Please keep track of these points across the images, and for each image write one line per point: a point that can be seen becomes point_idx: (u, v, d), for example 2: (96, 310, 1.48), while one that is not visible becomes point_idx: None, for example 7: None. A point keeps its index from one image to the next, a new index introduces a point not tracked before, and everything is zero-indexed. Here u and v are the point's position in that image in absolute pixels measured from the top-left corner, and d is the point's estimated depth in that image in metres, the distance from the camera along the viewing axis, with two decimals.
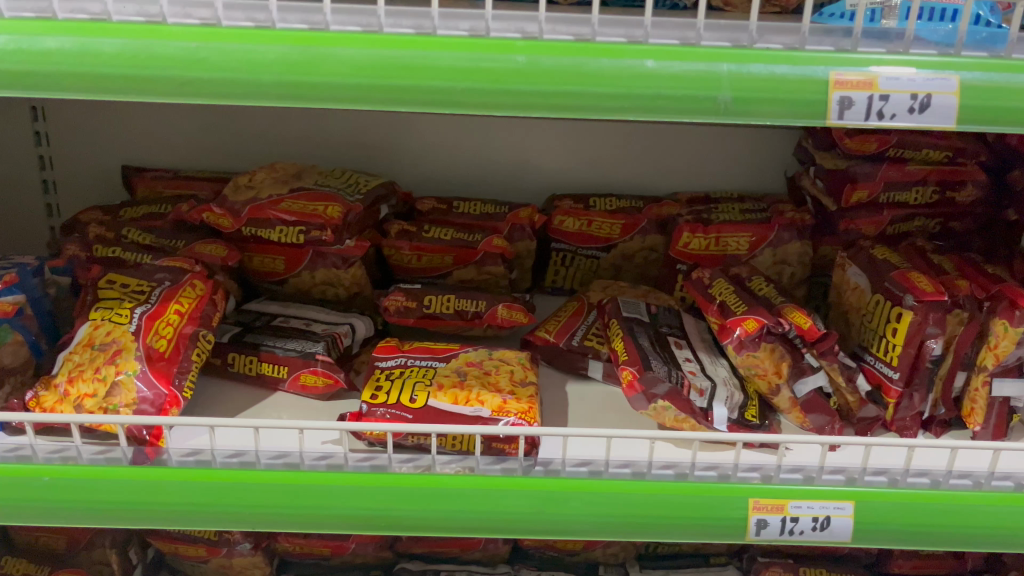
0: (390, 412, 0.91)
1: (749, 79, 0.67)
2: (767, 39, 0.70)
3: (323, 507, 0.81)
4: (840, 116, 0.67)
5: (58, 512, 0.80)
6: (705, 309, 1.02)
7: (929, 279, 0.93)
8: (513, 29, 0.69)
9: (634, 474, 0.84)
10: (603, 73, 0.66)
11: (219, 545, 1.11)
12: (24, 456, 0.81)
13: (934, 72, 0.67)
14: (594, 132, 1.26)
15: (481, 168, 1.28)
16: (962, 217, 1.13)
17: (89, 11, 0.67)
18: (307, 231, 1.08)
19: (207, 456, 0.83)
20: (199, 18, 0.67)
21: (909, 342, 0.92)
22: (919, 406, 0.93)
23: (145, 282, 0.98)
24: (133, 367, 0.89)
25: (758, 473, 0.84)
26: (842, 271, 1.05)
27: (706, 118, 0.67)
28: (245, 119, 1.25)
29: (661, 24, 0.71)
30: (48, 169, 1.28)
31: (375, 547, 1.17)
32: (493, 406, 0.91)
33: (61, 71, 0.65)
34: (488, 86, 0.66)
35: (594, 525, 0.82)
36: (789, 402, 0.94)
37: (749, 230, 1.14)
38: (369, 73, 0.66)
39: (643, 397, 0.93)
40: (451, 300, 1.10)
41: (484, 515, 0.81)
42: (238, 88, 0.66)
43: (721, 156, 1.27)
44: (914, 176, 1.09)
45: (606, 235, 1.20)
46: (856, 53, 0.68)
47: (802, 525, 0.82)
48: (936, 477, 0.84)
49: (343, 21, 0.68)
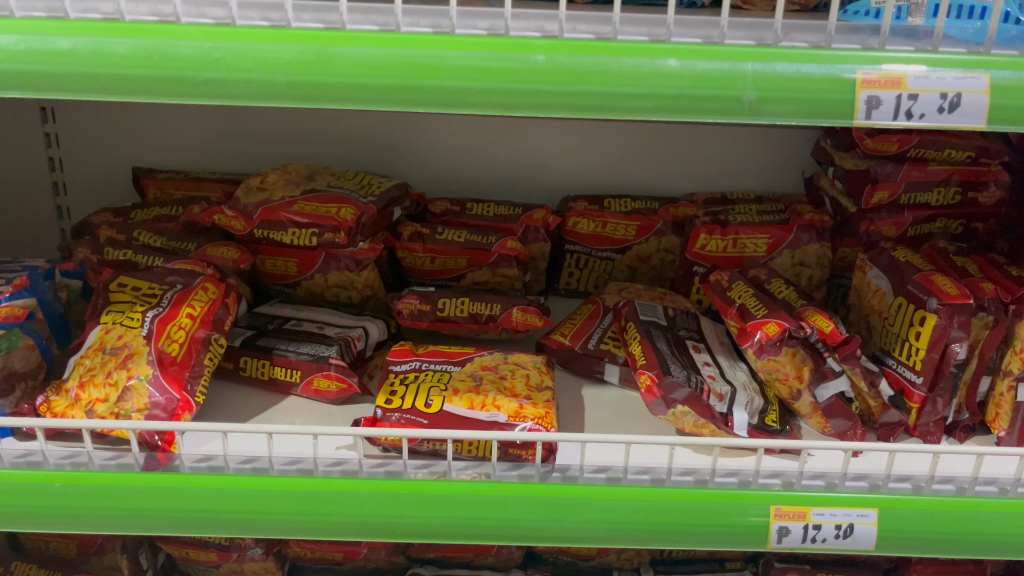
0: (405, 417, 0.90)
1: (774, 78, 0.65)
2: (793, 37, 0.68)
3: (337, 514, 0.80)
4: (867, 116, 0.66)
5: (70, 519, 0.79)
6: (724, 312, 1.00)
7: (953, 282, 0.91)
8: (533, 28, 0.68)
9: (653, 481, 0.82)
10: (625, 73, 0.65)
11: (230, 550, 1.10)
12: (35, 462, 0.80)
13: (964, 71, 0.66)
14: (608, 132, 1.24)
15: (493, 168, 1.27)
16: (984, 219, 1.11)
17: (101, 11, 0.66)
18: (320, 234, 1.07)
19: (219, 462, 0.82)
20: (213, 18, 0.66)
21: (933, 346, 0.90)
22: (943, 411, 0.92)
23: (156, 285, 0.98)
24: (145, 372, 0.89)
25: (779, 479, 0.83)
26: (863, 273, 1.04)
27: (730, 119, 0.66)
28: (256, 121, 1.24)
29: (683, 22, 0.69)
30: (58, 171, 1.27)
31: (387, 552, 1.15)
32: (509, 411, 0.90)
33: (72, 72, 0.64)
34: (507, 86, 0.65)
35: (611, 533, 0.80)
36: (810, 408, 0.93)
37: (767, 232, 1.13)
38: (385, 74, 0.65)
39: (662, 402, 0.92)
40: (465, 303, 1.09)
41: (498, 523, 0.79)
42: (252, 90, 0.65)
43: (736, 155, 1.25)
44: (937, 176, 1.07)
45: (621, 237, 1.19)
46: (883, 52, 0.66)
47: (825, 532, 0.80)
48: (961, 484, 0.82)
49: (359, 20, 0.67)
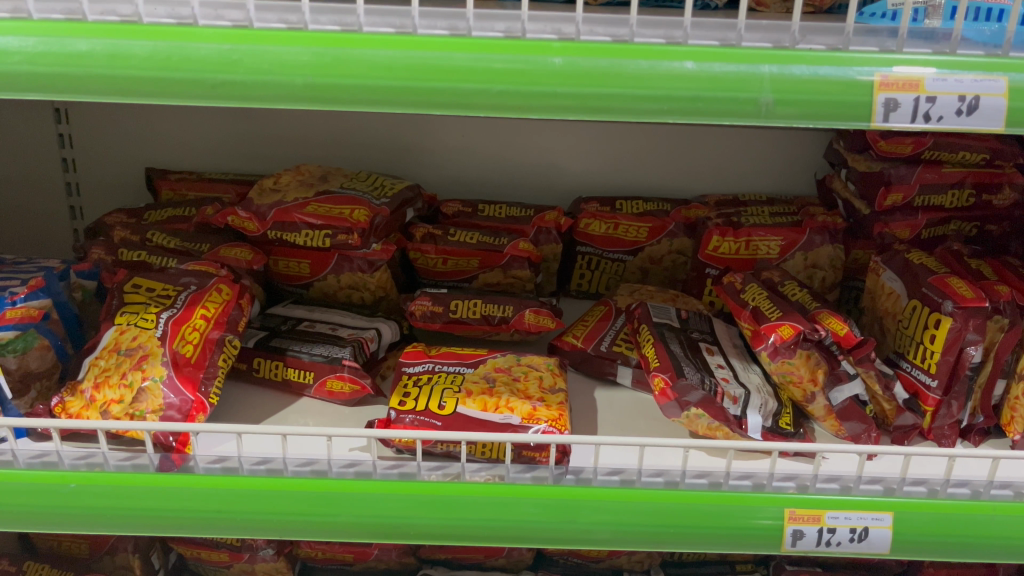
0: (419, 419, 0.90)
1: (791, 80, 0.65)
2: (810, 39, 0.68)
3: (349, 515, 0.80)
4: (885, 119, 0.65)
5: (85, 519, 0.79)
6: (738, 315, 1.00)
7: (968, 284, 0.91)
8: (549, 30, 0.67)
9: (667, 483, 0.82)
10: (642, 75, 0.65)
11: (241, 550, 1.10)
12: (50, 463, 0.80)
13: (983, 73, 0.65)
14: (620, 133, 1.24)
15: (505, 169, 1.27)
16: (998, 221, 1.10)
17: (118, 13, 0.66)
18: (333, 235, 1.07)
19: (234, 463, 0.82)
20: (230, 20, 0.66)
21: (947, 349, 0.90)
22: (957, 414, 0.92)
23: (171, 286, 0.98)
24: (160, 373, 0.89)
25: (793, 482, 0.83)
26: (876, 276, 1.03)
27: (747, 121, 0.65)
28: (268, 122, 1.24)
29: (700, 25, 0.69)
30: (71, 172, 1.27)
31: (398, 553, 1.15)
32: (523, 413, 0.90)
33: (91, 73, 0.64)
34: (523, 87, 0.65)
35: (622, 536, 0.80)
36: (824, 410, 0.92)
37: (780, 234, 1.13)
38: (402, 76, 0.65)
39: (676, 405, 0.91)
40: (477, 304, 1.09)
41: (510, 525, 0.79)
42: (270, 92, 0.65)
43: (748, 155, 1.25)
44: (951, 178, 1.07)
45: (632, 239, 1.19)
46: (901, 54, 0.66)
47: (839, 536, 0.80)
48: (976, 487, 0.81)
49: (376, 22, 0.67)
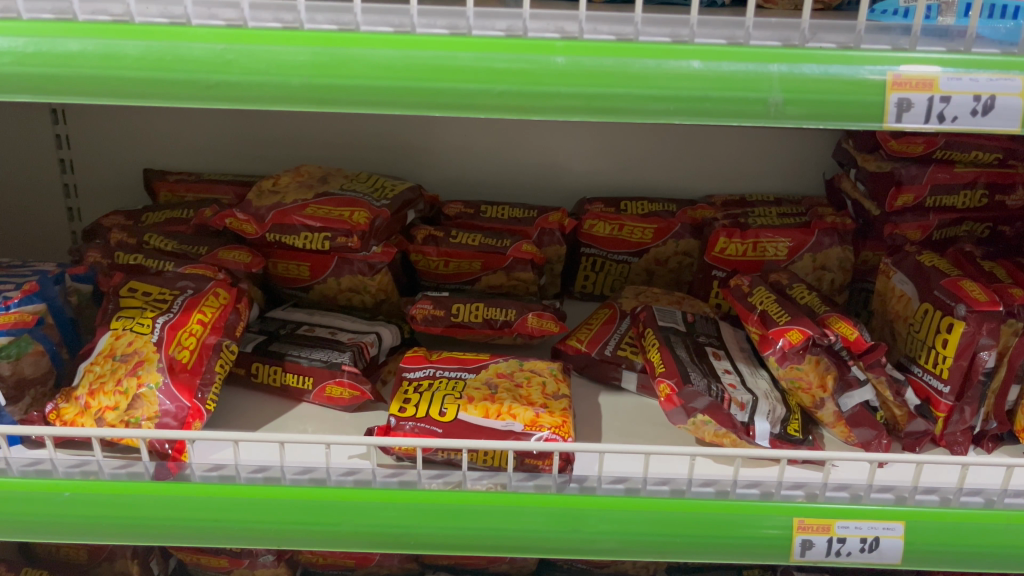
0: (419, 426, 0.88)
1: (801, 80, 0.63)
2: (820, 37, 0.66)
3: (348, 524, 0.78)
4: (898, 119, 0.63)
5: (79, 529, 0.78)
6: (745, 318, 0.98)
7: (981, 287, 0.89)
8: (552, 29, 0.66)
9: (673, 492, 0.80)
10: (648, 74, 0.63)
11: (242, 556, 1.08)
12: (44, 471, 0.79)
13: (1000, 72, 0.63)
14: (625, 132, 1.22)
15: (508, 168, 1.25)
16: (1012, 221, 1.08)
17: (110, 13, 0.64)
18: (333, 237, 1.06)
19: (230, 471, 0.80)
20: (225, 19, 0.64)
21: (960, 354, 0.88)
22: (970, 420, 0.89)
23: (167, 290, 0.96)
24: (155, 380, 0.87)
25: (802, 491, 0.80)
26: (887, 278, 1.01)
27: (756, 121, 0.63)
28: (268, 123, 1.22)
29: (707, 23, 0.67)
30: (69, 173, 1.26)
31: (400, 558, 1.13)
32: (525, 420, 0.88)
33: (81, 74, 0.63)
34: (525, 87, 0.63)
35: (624, 543, 0.78)
36: (834, 416, 0.90)
37: (788, 235, 1.11)
38: (400, 76, 0.63)
39: (683, 411, 0.89)
40: (479, 308, 1.07)
41: (511, 534, 0.78)
42: (265, 92, 0.63)
43: (754, 153, 1.23)
44: (964, 178, 1.04)
45: (638, 240, 1.17)
46: (915, 52, 0.64)
47: (850, 545, 0.78)
48: (990, 496, 0.79)
49: (374, 21, 0.65)
